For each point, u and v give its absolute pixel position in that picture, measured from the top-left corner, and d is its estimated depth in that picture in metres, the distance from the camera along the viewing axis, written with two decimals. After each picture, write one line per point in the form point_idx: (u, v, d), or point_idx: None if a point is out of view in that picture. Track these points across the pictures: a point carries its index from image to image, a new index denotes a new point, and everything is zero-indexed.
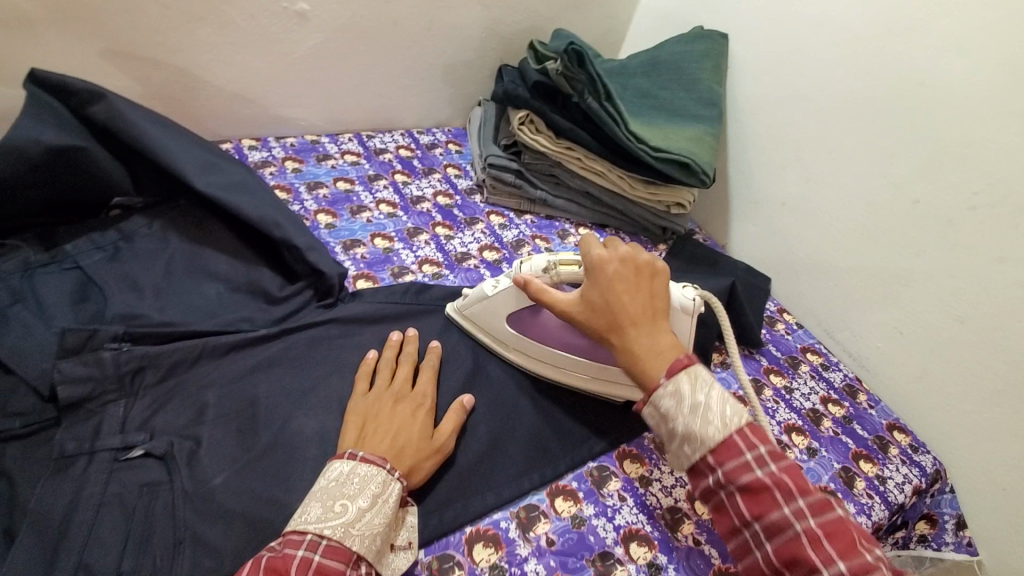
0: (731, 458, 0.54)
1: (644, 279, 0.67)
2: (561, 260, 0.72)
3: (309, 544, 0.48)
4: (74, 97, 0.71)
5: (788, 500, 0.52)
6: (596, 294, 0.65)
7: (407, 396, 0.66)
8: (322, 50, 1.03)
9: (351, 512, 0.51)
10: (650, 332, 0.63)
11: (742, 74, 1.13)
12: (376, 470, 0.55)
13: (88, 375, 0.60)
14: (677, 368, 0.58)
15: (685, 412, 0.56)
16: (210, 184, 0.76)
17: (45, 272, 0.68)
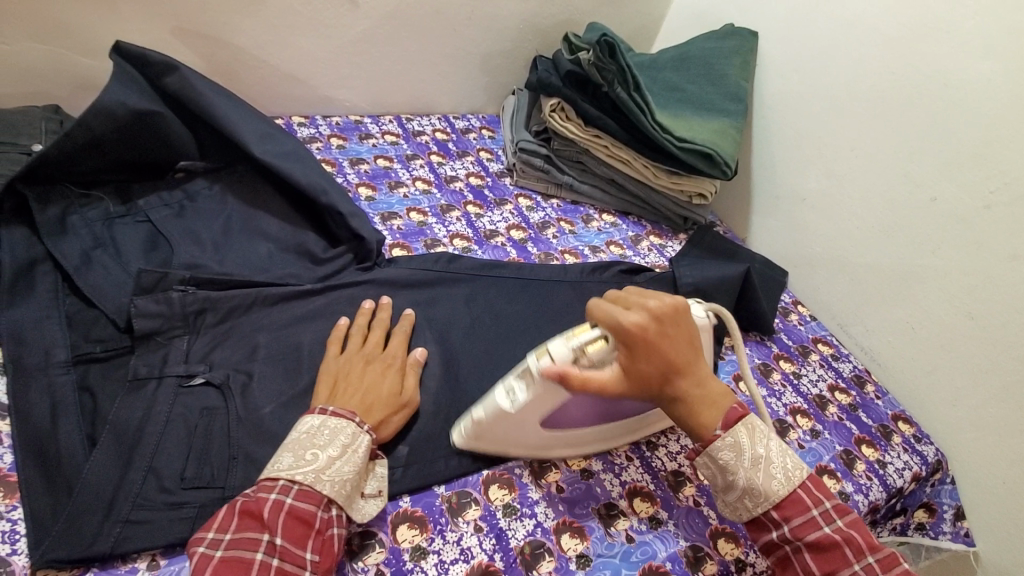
0: (798, 514, 0.59)
1: (678, 331, 0.62)
2: (584, 342, 0.61)
3: (281, 488, 0.53)
4: (151, 67, 0.79)
5: (857, 556, 0.57)
6: (644, 366, 0.60)
7: (378, 357, 0.69)
8: (369, 35, 1.10)
9: (322, 460, 0.55)
10: (700, 383, 0.63)
11: (770, 71, 1.16)
12: (345, 423, 0.58)
13: (160, 312, 0.68)
14: (735, 417, 0.62)
15: (745, 465, 0.60)
16: (266, 152, 0.83)
17: (123, 222, 0.77)
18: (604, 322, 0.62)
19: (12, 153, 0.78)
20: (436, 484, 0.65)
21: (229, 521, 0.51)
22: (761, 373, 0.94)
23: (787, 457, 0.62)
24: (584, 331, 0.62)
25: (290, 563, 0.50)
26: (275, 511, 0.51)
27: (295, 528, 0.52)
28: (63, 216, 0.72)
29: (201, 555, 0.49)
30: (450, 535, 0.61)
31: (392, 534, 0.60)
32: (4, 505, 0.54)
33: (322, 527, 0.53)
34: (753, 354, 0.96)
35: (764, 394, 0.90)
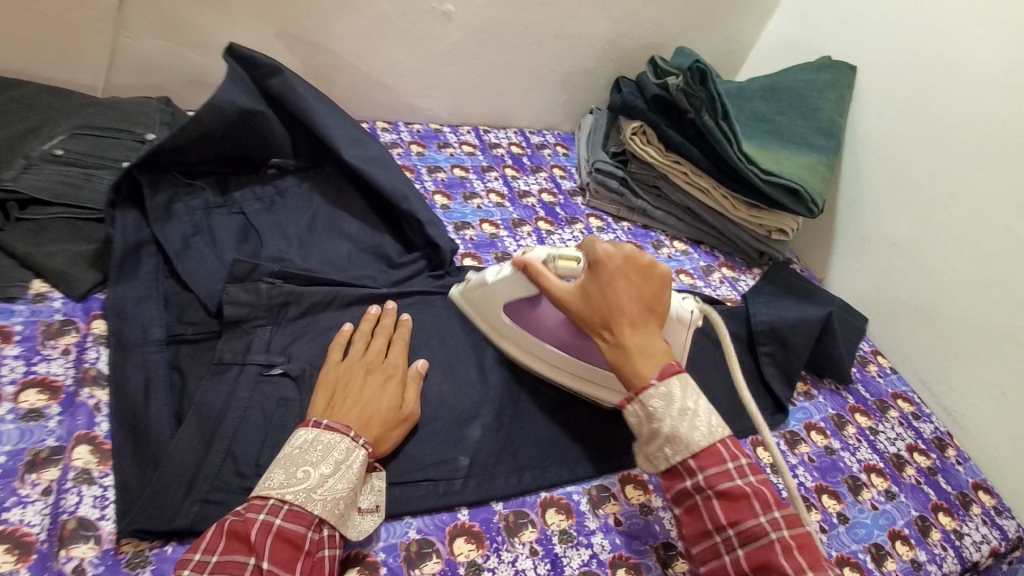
0: (713, 464, 0.57)
1: (644, 282, 0.66)
2: (561, 255, 0.70)
3: (270, 508, 0.51)
4: (259, 69, 0.84)
5: (765, 510, 0.55)
6: (595, 289, 0.65)
7: (379, 366, 0.66)
8: (458, 48, 1.12)
9: (313, 479, 0.54)
10: (643, 332, 0.64)
11: (865, 108, 1.11)
12: (339, 438, 0.56)
13: (249, 301, 0.71)
14: (669, 373, 0.60)
15: (673, 413, 0.58)
16: (355, 156, 0.86)
17: (220, 213, 0.81)
18: (582, 248, 0.69)
19: (127, 140, 0.84)
20: (494, 500, 0.65)
21: (217, 541, 0.50)
22: (834, 424, 0.89)
23: (713, 414, 0.60)
24: (567, 248, 0.71)
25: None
26: (262, 533, 0.50)
27: (282, 551, 0.50)
28: (169, 202, 0.77)
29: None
30: (505, 555, 0.61)
31: (449, 546, 0.60)
32: (98, 470, 0.57)
33: (311, 548, 0.52)
34: (826, 404, 0.91)
35: (837, 446, 0.85)
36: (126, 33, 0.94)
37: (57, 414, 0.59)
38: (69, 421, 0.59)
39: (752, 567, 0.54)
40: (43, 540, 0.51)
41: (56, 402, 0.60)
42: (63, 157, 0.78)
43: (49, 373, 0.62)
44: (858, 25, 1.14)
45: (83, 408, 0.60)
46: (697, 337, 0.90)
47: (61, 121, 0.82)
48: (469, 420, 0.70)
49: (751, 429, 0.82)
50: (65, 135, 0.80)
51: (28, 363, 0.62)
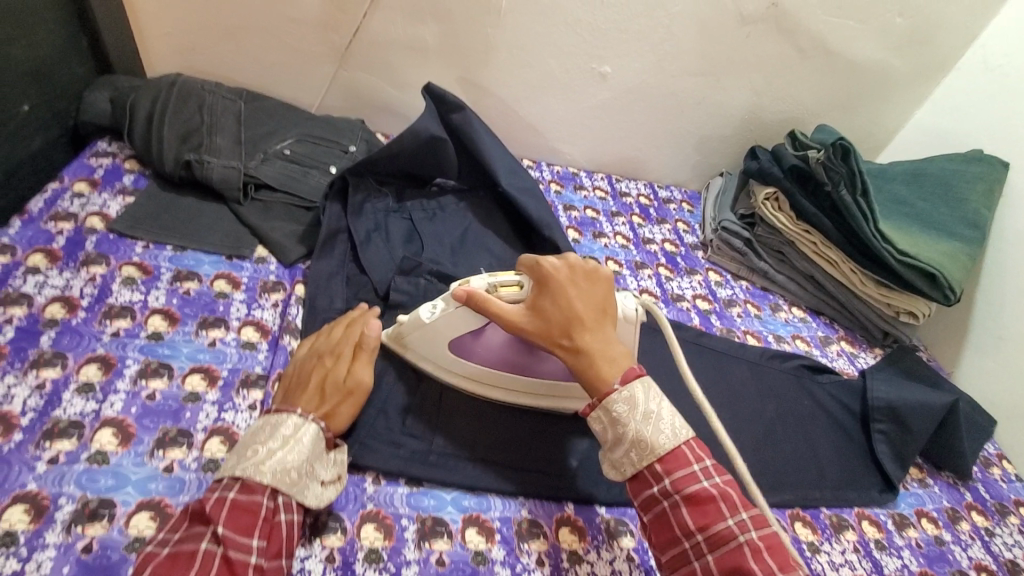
0: (679, 468, 0.58)
1: (592, 289, 0.68)
2: (501, 281, 0.70)
3: (224, 485, 0.55)
4: (447, 106, 1.01)
5: (730, 511, 0.57)
6: (549, 307, 0.66)
7: (328, 348, 0.69)
8: (605, 105, 1.25)
9: (262, 454, 0.58)
10: (601, 336, 0.65)
11: (1016, 204, 1.08)
12: (286, 416, 0.61)
13: (409, 291, 0.85)
14: (631, 376, 0.62)
15: (636, 418, 0.60)
16: (511, 185, 1.00)
17: (395, 216, 0.97)
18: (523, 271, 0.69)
19: (334, 149, 1.04)
20: (598, 504, 0.71)
21: (182, 522, 0.54)
22: (947, 517, 0.84)
23: (676, 416, 0.61)
24: (504, 274, 0.71)
25: (233, 551, 0.52)
26: (217, 504, 0.53)
27: (239, 518, 0.53)
28: (362, 202, 0.94)
29: (150, 552, 0.51)
30: (603, 553, 0.66)
31: (555, 531, 0.67)
32: None
33: (268, 514, 0.55)
34: (941, 495, 0.87)
35: (948, 539, 0.81)
36: (345, 68, 1.17)
37: (265, 350, 0.75)
38: (273, 356, 0.75)
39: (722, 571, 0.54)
40: None
41: (265, 340, 0.76)
42: (289, 156, 0.98)
43: (263, 318, 0.79)
44: None
45: (283, 349, 0.75)
46: (806, 401, 0.90)
47: (290, 128, 1.04)
48: (580, 428, 0.76)
49: (856, 500, 0.81)
50: (293, 139, 1.01)
51: (249, 307, 0.80)
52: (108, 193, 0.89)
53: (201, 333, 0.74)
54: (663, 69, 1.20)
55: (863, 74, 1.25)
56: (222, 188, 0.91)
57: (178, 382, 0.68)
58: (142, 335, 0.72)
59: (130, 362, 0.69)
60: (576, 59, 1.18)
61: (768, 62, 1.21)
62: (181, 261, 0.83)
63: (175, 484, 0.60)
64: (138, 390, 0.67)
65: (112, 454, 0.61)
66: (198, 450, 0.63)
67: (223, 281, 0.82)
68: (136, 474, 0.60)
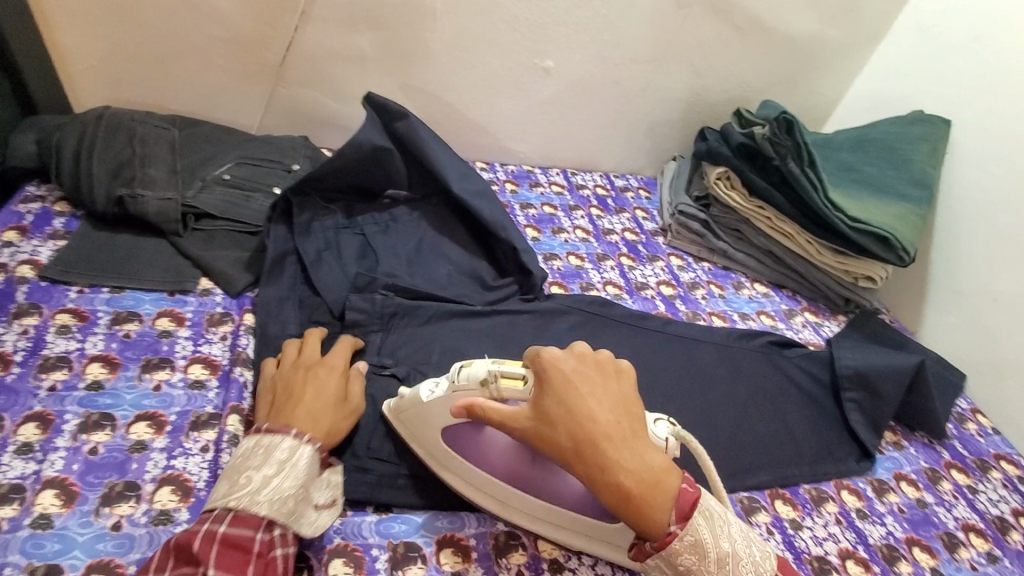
0: None
1: (609, 382, 0.59)
2: (503, 372, 0.60)
3: (216, 518, 0.53)
4: (389, 114, 0.98)
5: None
6: (560, 418, 0.56)
7: (317, 364, 0.69)
8: (552, 99, 1.24)
9: (256, 482, 0.56)
10: (635, 453, 0.56)
11: (960, 162, 1.10)
12: (280, 438, 0.59)
13: (365, 308, 0.82)
14: (689, 509, 0.55)
15: (710, 567, 0.55)
16: (462, 189, 0.98)
17: (345, 233, 0.94)
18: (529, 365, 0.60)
19: (277, 169, 1.00)
20: None
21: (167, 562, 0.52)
22: (927, 478, 0.85)
23: (754, 549, 0.57)
24: (511, 362, 0.61)
25: None
26: (206, 542, 0.51)
27: (231, 557, 0.52)
28: (309, 221, 0.91)
29: None
30: (585, 558, 0.65)
31: (534, 541, 0.66)
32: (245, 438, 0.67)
33: (261, 549, 0.53)
34: (918, 456, 0.88)
35: (930, 500, 0.82)
36: (283, 85, 1.13)
37: (215, 387, 0.72)
38: (224, 393, 0.71)
39: None
40: (201, 488, 0.62)
41: (215, 377, 0.73)
42: (229, 181, 0.94)
43: (211, 353, 0.76)
44: (955, 81, 1.15)
45: (235, 383, 0.72)
46: (777, 377, 0.91)
47: (228, 151, 0.99)
48: None
49: (833, 472, 0.82)
50: (232, 163, 0.97)
51: (196, 344, 0.76)
52: (38, 239, 0.85)
53: (145, 377, 0.71)
54: (606, 59, 1.20)
55: (801, 47, 1.26)
56: (159, 221, 0.87)
57: (122, 432, 0.65)
58: (81, 387, 0.68)
59: (69, 417, 0.65)
60: (517, 56, 1.17)
61: (708, 43, 1.22)
62: (120, 302, 0.79)
63: (125, 542, 0.57)
64: (79, 445, 0.63)
65: (57, 516, 0.57)
66: (148, 503, 0.60)
67: (166, 319, 0.78)
68: (83, 535, 0.57)
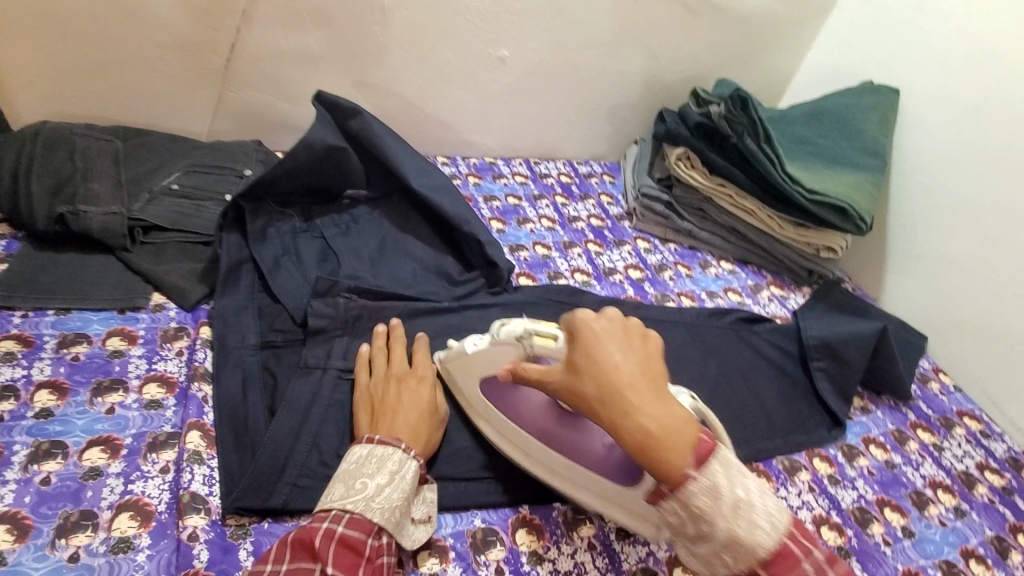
0: (788, 570, 0.50)
1: (636, 341, 0.59)
2: (539, 330, 0.64)
3: (333, 517, 0.56)
4: (341, 112, 0.95)
5: None
6: (586, 372, 0.57)
7: (408, 374, 0.71)
8: (510, 89, 1.22)
9: (370, 489, 0.58)
10: (655, 401, 0.55)
11: (911, 129, 1.12)
12: (391, 450, 0.61)
13: (329, 313, 0.79)
14: (705, 454, 0.53)
15: (725, 513, 0.51)
16: (422, 184, 0.96)
17: (304, 236, 0.91)
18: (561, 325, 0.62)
19: (228, 175, 0.97)
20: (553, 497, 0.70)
21: (284, 552, 0.54)
22: (894, 439, 0.87)
23: (771, 499, 0.52)
24: (546, 324, 0.65)
25: None
26: (326, 539, 0.54)
27: (345, 556, 0.54)
28: (264, 227, 0.88)
29: None
30: (564, 547, 0.66)
31: (511, 536, 0.66)
32: (206, 453, 0.66)
33: (371, 554, 0.55)
34: (885, 419, 0.90)
35: (898, 461, 0.84)
36: (230, 87, 1.09)
37: (173, 405, 0.70)
38: (182, 411, 0.69)
39: None
40: (163, 511, 0.60)
41: (172, 395, 0.71)
42: (178, 191, 0.91)
43: (167, 371, 0.73)
44: (901, 50, 1.16)
45: (193, 400, 0.70)
46: (747, 352, 0.91)
47: (176, 160, 0.96)
48: None
49: (805, 441, 0.83)
50: (180, 172, 0.93)
51: (150, 361, 0.74)
52: None
53: (96, 401, 0.68)
54: (561, 45, 1.19)
55: (752, 24, 1.27)
56: (104, 237, 0.83)
57: (75, 460, 0.62)
58: (29, 416, 0.65)
59: (18, 448, 0.62)
60: (471, 46, 1.15)
61: (662, 24, 1.22)
62: (67, 324, 0.75)
63: (84, 573, 0.55)
64: (30, 476, 0.60)
65: (10, 552, 0.55)
66: (105, 530, 0.58)
67: (116, 339, 0.75)
68: (38, 570, 0.54)
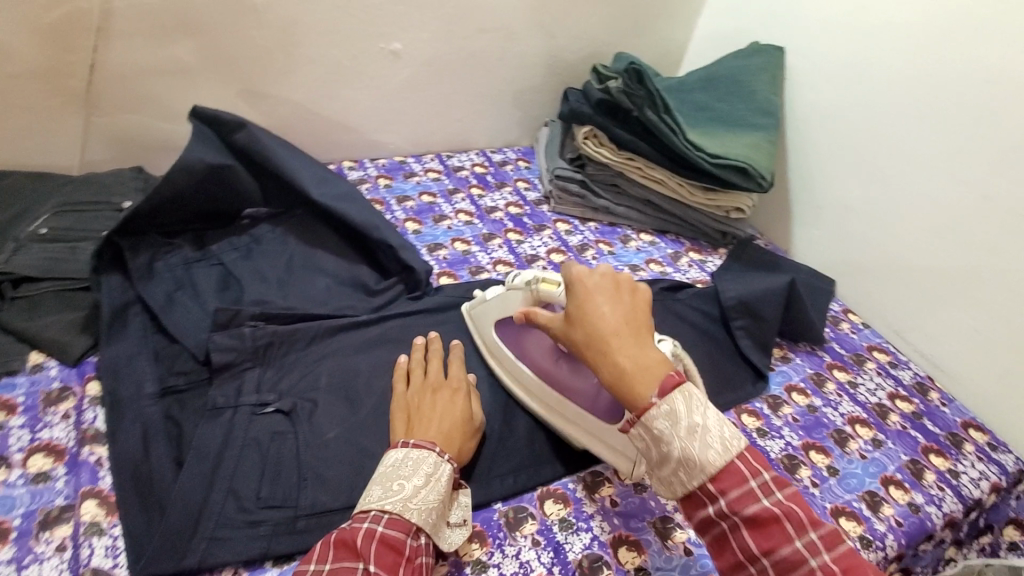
0: (734, 487, 0.51)
1: (624, 294, 0.63)
2: (546, 278, 0.75)
3: (373, 517, 0.56)
4: (224, 127, 0.88)
5: (800, 534, 0.50)
6: (575, 318, 0.62)
7: (443, 384, 0.72)
8: (409, 83, 1.18)
9: (407, 490, 0.58)
10: (636, 343, 0.59)
11: (800, 84, 1.17)
12: (428, 453, 0.61)
13: (233, 345, 0.74)
14: (669, 386, 0.55)
15: (680, 434, 0.53)
16: (324, 194, 0.91)
17: (199, 266, 0.85)
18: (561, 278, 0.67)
19: (106, 210, 0.88)
20: (494, 500, 0.70)
21: (327, 552, 0.53)
22: (813, 383, 0.92)
23: (726, 425, 0.53)
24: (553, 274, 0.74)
25: None
26: (367, 539, 0.54)
27: (386, 556, 0.54)
28: (149, 261, 0.82)
29: None
30: (508, 549, 0.66)
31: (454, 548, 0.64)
32: (106, 521, 0.61)
33: (411, 555, 0.55)
34: (803, 364, 0.95)
35: (819, 403, 0.89)
36: (97, 112, 0.99)
37: (63, 475, 0.64)
38: (75, 479, 0.64)
39: None
40: None
41: (62, 464, 0.65)
42: (48, 236, 0.82)
43: (53, 438, 0.67)
44: (781, 8, 1.20)
45: (86, 466, 0.65)
46: (672, 321, 0.93)
47: (43, 201, 0.86)
48: None
49: (732, 400, 0.86)
50: (49, 214, 0.84)
51: (33, 431, 0.67)
52: None
53: None
54: (455, 32, 1.15)
55: None
56: None
57: None
58: None
59: None
60: (360, 42, 1.09)
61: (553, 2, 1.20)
62: None
63: None
64: None
65: None
66: None
67: None
68: None
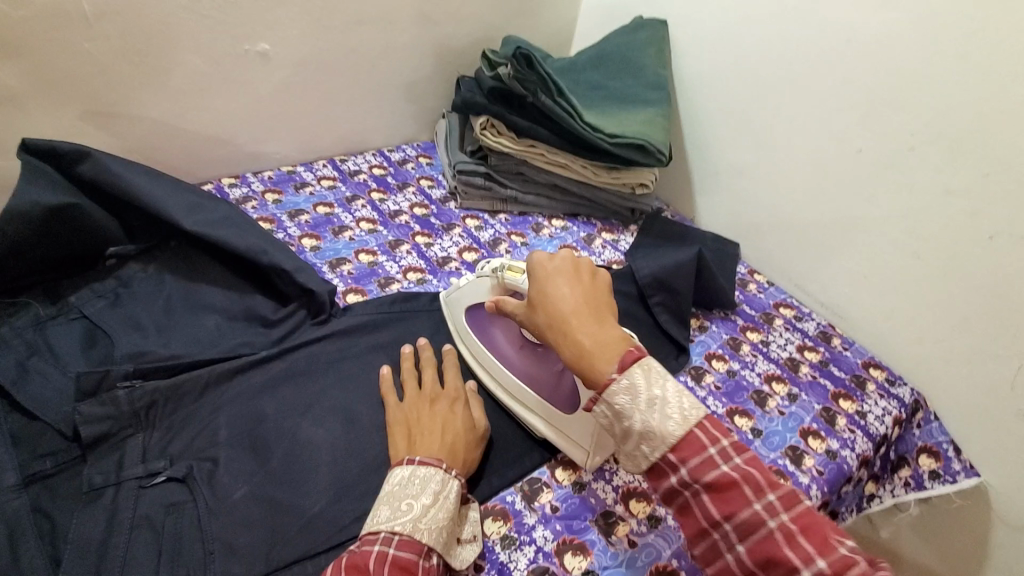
0: (694, 454, 0.52)
1: (584, 275, 0.64)
2: (511, 265, 0.76)
3: (383, 541, 0.53)
4: (63, 159, 0.75)
5: (758, 495, 0.50)
6: (538, 302, 0.63)
7: (440, 394, 0.71)
8: (285, 86, 1.08)
9: (417, 509, 0.56)
10: (595, 323, 0.59)
11: (685, 55, 1.19)
12: (434, 470, 0.59)
13: (108, 413, 0.65)
14: (629, 361, 0.55)
15: (641, 407, 0.53)
16: (197, 223, 0.79)
17: (55, 324, 0.74)
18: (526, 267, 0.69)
19: None
20: None
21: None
22: (730, 348, 0.95)
23: (685, 396, 0.54)
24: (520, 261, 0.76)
25: None
26: (380, 562, 0.51)
27: None
28: None
29: None
30: None
31: None
32: None
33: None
34: (719, 331, 0.98)
35: (737, 367, 0.92)
36: None
37: None
38: None
39: (757, 564, 0.49)
40: None
41: None
42: None
43: None
44: None
45: None
46: None
47: None
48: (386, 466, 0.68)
49: None
50: None
51: None
52: None
53: None
54: (328, 26, 1.06)
55: None
56: None
57: None
58: None
59: None
60: (220, 46, 0.98)
61: None
62: None
63: None
64: None
65: None
66: None
67: None
68: None
